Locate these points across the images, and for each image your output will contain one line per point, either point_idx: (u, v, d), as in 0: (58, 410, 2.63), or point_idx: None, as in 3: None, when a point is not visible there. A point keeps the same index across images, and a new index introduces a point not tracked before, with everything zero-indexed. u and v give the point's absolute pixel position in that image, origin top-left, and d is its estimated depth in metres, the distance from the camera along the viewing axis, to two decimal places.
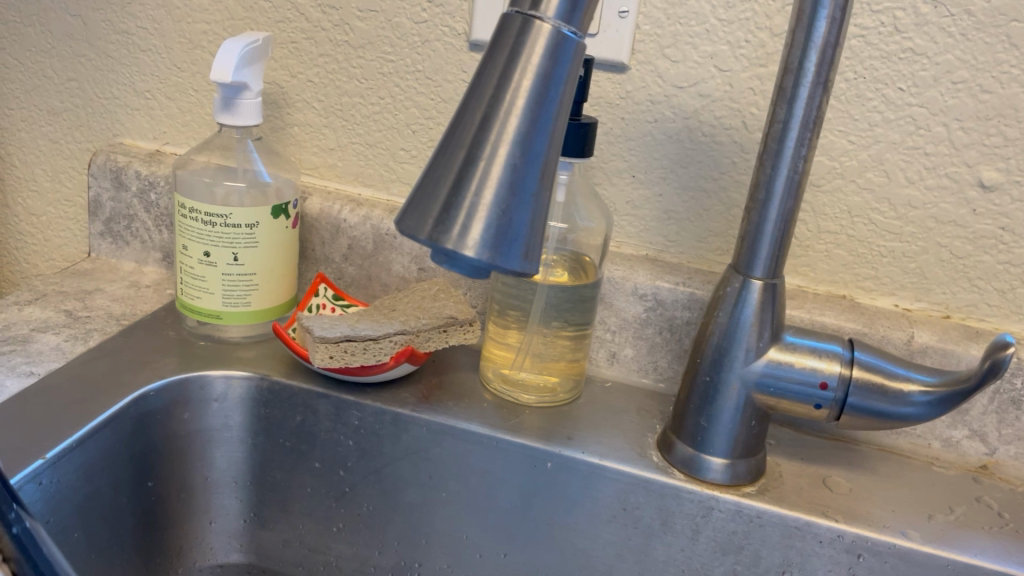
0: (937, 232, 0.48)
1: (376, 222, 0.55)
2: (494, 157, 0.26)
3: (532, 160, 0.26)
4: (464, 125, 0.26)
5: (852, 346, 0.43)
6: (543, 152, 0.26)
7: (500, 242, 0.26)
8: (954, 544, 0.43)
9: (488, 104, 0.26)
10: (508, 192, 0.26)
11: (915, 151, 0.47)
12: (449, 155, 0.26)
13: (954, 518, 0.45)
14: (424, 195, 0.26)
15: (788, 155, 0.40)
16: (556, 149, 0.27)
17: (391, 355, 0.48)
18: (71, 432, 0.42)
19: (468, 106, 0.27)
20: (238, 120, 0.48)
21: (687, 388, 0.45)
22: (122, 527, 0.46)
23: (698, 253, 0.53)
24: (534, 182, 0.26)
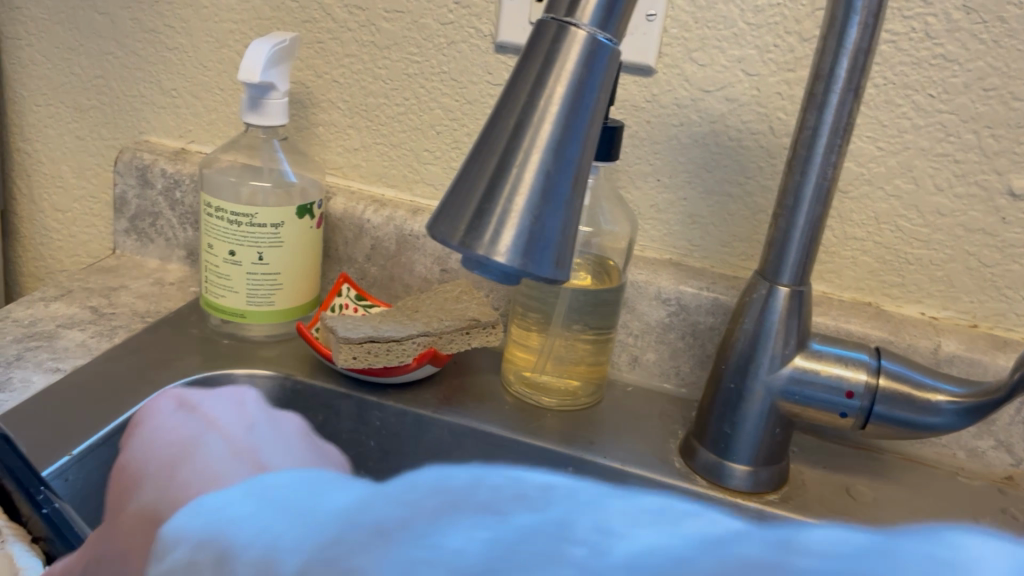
0: (965, 240, 0.48)
1: (399, 223, 0.55)
2: (527, 163, 0.26)
3: (564, 166, 0.26)
4: (497, 132, 0.27)
5: (879, 355, 0.42)
6: (576, 160, 0.27)
7: (532, 249, 0.26)
8: None
9: (522, 111, 0.26)
10: (540, 198, 0.26)
11: (944, 158, 0.47)
12: (482, 160, 0.27)
13: None
14: (455, 202, 0.26)
15: (818, 161, 0.39)
16: (587, 156, 0.27)
17: (415, 357, 0.48)
18: (99, 429, 0.43)
19: (501, 112, 0.27)
20: (265, 119, 0.48)
21: (711, 395, 0.45)
22: None
23: (722, 258, 0.53)
24: (566, 189, 0.26)
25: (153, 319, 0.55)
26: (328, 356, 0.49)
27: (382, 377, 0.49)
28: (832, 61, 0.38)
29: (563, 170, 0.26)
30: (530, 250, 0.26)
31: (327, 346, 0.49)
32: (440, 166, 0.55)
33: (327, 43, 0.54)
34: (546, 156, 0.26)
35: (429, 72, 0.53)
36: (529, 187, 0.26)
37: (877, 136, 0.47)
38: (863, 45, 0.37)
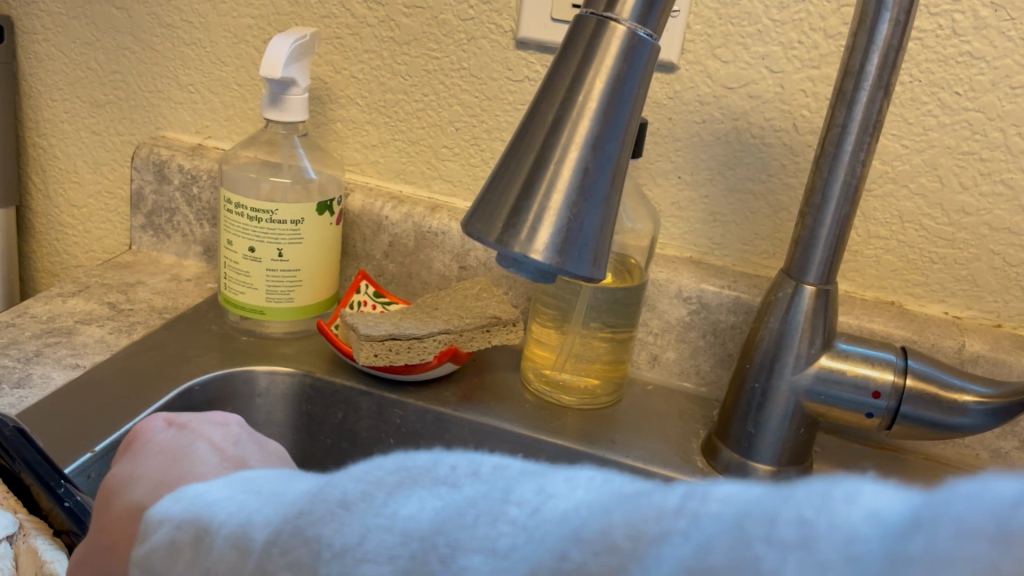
0: (990, 239, 0.47)
1: (418, 219, 0.54)
2: (564, 159, 0.27)
3: (603, 163, 0.27)
4: (534, 129, 0.27)
5: (906, 355, 0.42)
6: (612, 158, 0.27)
7: (568, 246, 0.27)
8: None
9: (560, 105, 0.27)
10: (578, 195, 0.27)
11: (970, 156, 0.46)
12: (520, 157, 0.27)
13: None
14: (492, 198, 0.27)
15: (846, 160, 0.39)
16: (625, 152, 0.28)
17: (435, 354, 0.48)
18: (121, 425, 0.43)
19: (539, 108, 0.28)
20: (284, 115, 0.48)
21: (734, 394, 0.45)
22: None
23: (743, 256, 0.52)
24: (603, 187, 0.27)
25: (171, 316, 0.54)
26: (348, 353, 0.49)
27: (402, 374, 0.49)
28: (862, 59, 0.37)
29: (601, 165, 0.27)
30: (567, 244, 0.27)
31: (347, 344, 0.49)
32: (460, 163, 0.55)
33: (344, 37, 0.54)
34: (585, 154, 0.27)
35: (450, 65, 0.52)
36: (567, 182, 0.27)
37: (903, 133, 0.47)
38: (894, 39, 0.37)
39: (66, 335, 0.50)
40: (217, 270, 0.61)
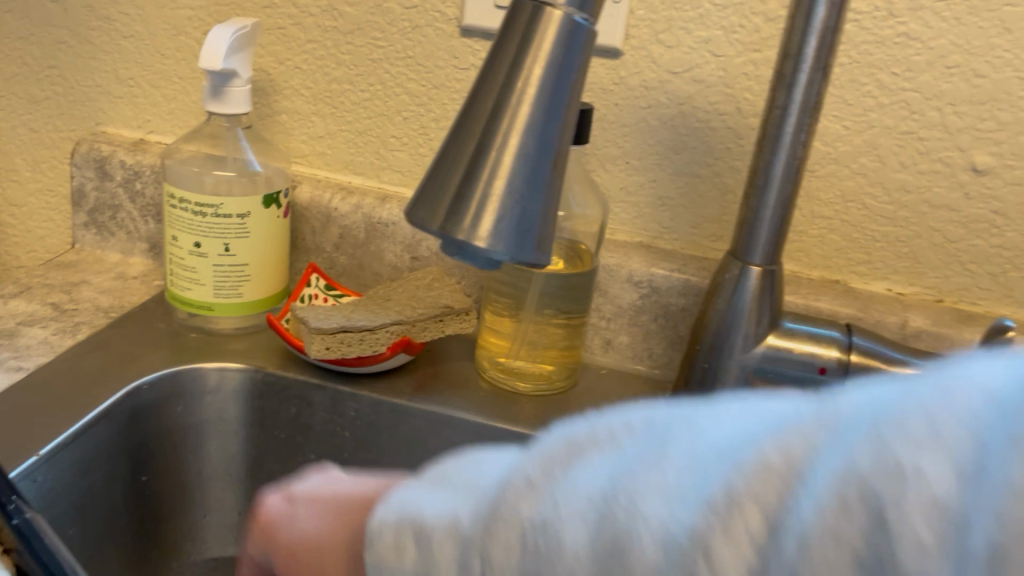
0: (930, 216, 0.48)
1: (368, 211, 0.54)
2: (505, 145, 0.27)
3: (543, 150, 0.27)
4: (474, 116, 0.28)
5: (851, 332, 0.42)
6: (554, 143, 0.27)
7: (512, 233, 0.27)
8: None
9: (500, 94, 0.27)
10: (519, 181, 0.27)
11: (909, 135, 0.47)
12: (461, 144, 0.27)
13: None
14: (434, 187, 0.28)
15: (787, 140, 0.39)
16: (566, 137, 0.28)
17: (388, 346, 0.48)
18: (67, 427, 0.42)
19: (478, 94, 0.28)
20: (226, 107, 0.47)
21: (683, 376, 0.45)
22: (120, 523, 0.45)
23: (692, 239, 0.53)
24: (545, 173, 0.27)
25: (116, 315, 0.53)
26: (299, 346, 0.48)
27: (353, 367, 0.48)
28: (799, 41, 0.38)
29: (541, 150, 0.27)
30: (510, 232, 0.27)
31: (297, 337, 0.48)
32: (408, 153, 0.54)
33: (287, 27, 0.53)
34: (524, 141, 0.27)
35: (394, 54, 0.52)
36: (509, 168, 0.27)
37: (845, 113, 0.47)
38: (832, 20, 0.37)
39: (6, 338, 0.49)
40: (164, 267, 0.60)
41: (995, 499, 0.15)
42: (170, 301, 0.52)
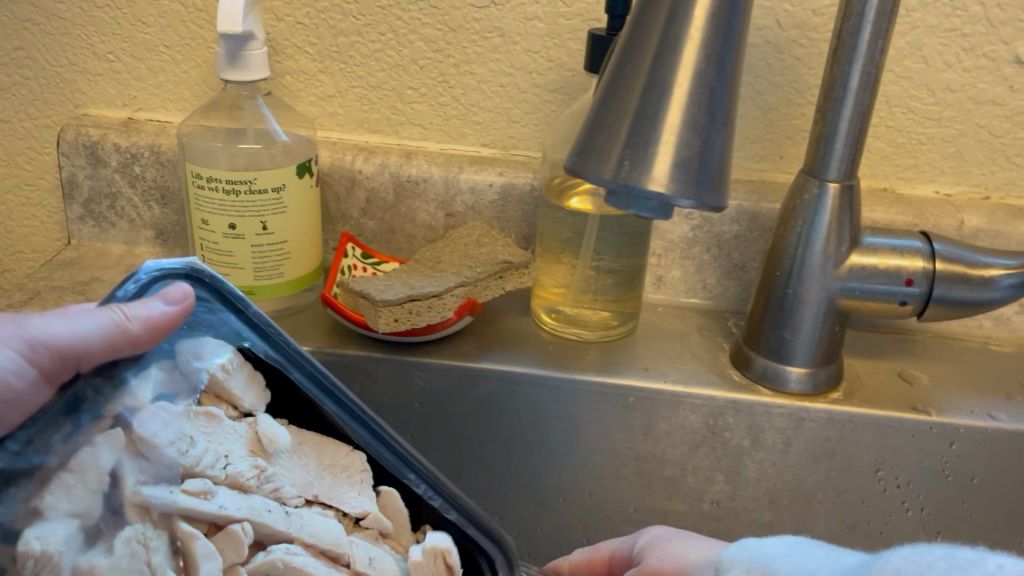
0: (976, 112, 0.52)
1: (394, 169, 0.55)
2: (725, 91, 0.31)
3: (721, 73, 0.31)
4: (634, 61, 0.31)
5: (930, 241, 0.45)
6: (727, 78, 0.31)
7: (694, 180, 0.30)
8: None
9: (654, 65, 0.31)
10: (701, 113, 0.30)
11: (911, 48, 0.50)
12: (626, 86, 0.31)
13: None
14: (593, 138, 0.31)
15: (864, 48, 0.40)
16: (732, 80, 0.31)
17: (454, 309, 0.48)
18: None
19: (644, 20, 0.32)
20: (245, 73, 0.46)
21: (763, 303, 0.47)
22: None
23: (870, 167, 0.55)
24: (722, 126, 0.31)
25: None
26: (360, 323, 0.48)
27: (420, 337, 0.49)
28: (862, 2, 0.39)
29: (719, 80, 0.31)
30: (681, 184, 0.30)
31: (355, 312, 0.48)
32: (488, 114, 0.55)
33: None
34: (702, 79, 0.30)
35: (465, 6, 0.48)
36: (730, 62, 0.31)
37: (956, 50, 0.50)
38: (872, 60, 0.41)
39: None
40: (172, 253, 0.59)
41: (791, 462, 0.48)
42: None
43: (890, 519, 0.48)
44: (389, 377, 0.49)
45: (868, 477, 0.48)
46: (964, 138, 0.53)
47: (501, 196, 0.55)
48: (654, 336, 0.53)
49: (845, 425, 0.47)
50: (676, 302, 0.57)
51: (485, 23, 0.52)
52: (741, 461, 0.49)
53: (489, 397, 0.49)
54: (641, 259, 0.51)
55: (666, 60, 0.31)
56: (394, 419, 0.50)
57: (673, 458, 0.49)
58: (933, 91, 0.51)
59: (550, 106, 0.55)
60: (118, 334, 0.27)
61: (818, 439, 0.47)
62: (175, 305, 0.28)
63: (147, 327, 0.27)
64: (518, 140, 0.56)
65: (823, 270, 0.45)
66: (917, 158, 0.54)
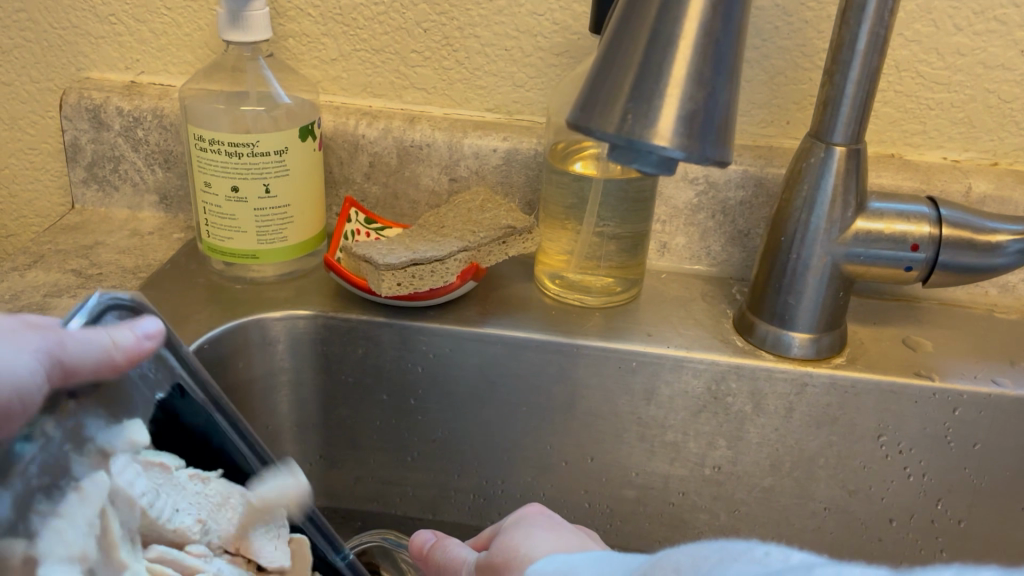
0: (986, 77, 0.51)
1: (397, 133, 0.55)
2: (732, 42, 0.31)
3: (727, 25, 0.31)
4: (638, 15, 0.31)
5: (937, 206, 0.45)
6: (733, 28, 0.31)
7: (698, 132, 0.30)
8: None
9: (659, 18, 0.30)
10: (706, 65, 0.30)
11: (922, 10, 0.49)
12: (631, 40, 0.31)
13: None
14: (594, 94, 0.31)
15: (873, 8, 0.40)
16: (740, 28, 0.31)
17: (457, 274, 0.49)
18: (301, 369, 0.50)
19: None
20: (248, 34, 0.46)
21: (767, 268, 0.47)
22: (307, 420, 0.51)
23: (878, 133, 0.54)
24: (728, 74, 0.31)
25: (143, 276, 0.52)
26: (363, 287, 0.48)
27: (424, 301, 0.49)
28: None
29: (725, 32, 0.30)
30: (686, 137, 0.29)
31: (358, 276, 0.49)
32: (492, 78, 0.55)
33: None
34: (708, 30, 0.30)
35: None
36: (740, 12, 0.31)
37: (968, 13, 0.49)
38: (881, 21, 0.40)
39: (6, 278, 0.51)
40: (175, 218, 0.59)
41: (793, 428, 0.48)
42: (207, 252, 0.51)
43: (892, 486, 0.48)
44: (392, 341, 0.49)
45: (870, 442, 0.48)
46: (974, 103, 0.52)
47: (505, 161, 0.55)
48: (657, 302, 0.53)
49: (846, 390, 0.47)
50: (680, 268, 0.56)
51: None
52: (743, 426, 0.49)
53: (491, 360, 0.49)
54: (645, 225, 0.51)
55: (673, 10, 0.30)
56: (397, 383, 0.50)
57: (675, 423, 0.49)
58: (943, 55, 0.51)
59: (554, 70, 0.54)
60: (107, 362, 0.25)
61: (820, 404, 0.48)
62: (155, 341, 0.27)
63: (134, 358, 0.26)
64: (522, 105, 0.56)
65: (827, 235, 0.45)
66: (925, 124, 0.53)
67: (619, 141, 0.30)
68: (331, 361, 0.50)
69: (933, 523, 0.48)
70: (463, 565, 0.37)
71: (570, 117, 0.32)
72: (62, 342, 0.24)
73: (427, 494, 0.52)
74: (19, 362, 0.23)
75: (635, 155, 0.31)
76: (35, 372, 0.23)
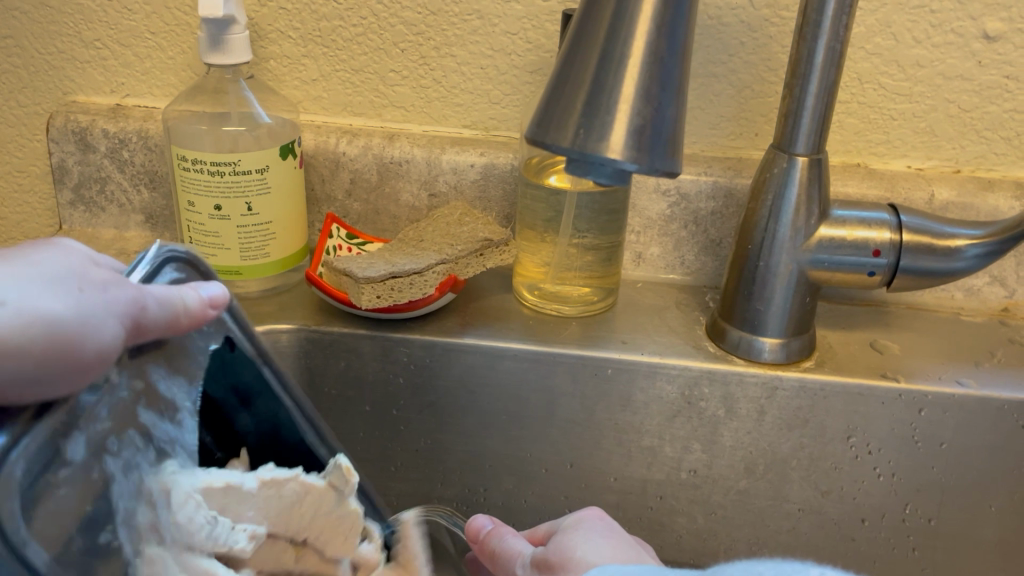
0: (946, 88, 0.53)
1: (377, 151, 0.56)
2: (679, 58, 0.33)
3: (671, 46, 0.32)
4: (591, 37, 0.33)
5: (897, 213, 0.47)
6: (679, 46, 0.32)
7: (648, 144, 0.31)
8: (1003, 382, 0.48)
9: (608, 39, 0.32)
10: (653, 84, 0.32)
11: (880, 25, 0.51)
12: (585, 59, 0.32)
13: (996, 361, 0.50)
14: (552, 111, 0.33)
15: (828, 24, 0.41)
16: (687, 40, 0.33)
17: (435, 286, 0.50)
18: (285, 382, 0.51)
19: None
20: (226, 57, 0.47)
21: (736, 275, 0.49)
22: None
23: (844, 144, 0.56)
24: (676, 90, 0.32)
25: None
26: (344, 300, 0.50)
27: (403, 314, 0.50)
28: None
29: (670, 51, 0.32)
30: (636, 150, 0.31)
31: (339, 290, 0.50)
32: (469, 95, 0.57)
33: None
34: (653, 50, 0.32)
35: None
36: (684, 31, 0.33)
37: (925, 25, 0.51)
38: (837, 36, 0.42)
39: None
40: (161, 237, 0.60)
41: (766, 431, 0.50)
42: None
43: (863, 487, 0.50)
44: (374, 353, 0.50)
45: (840, 444, 0.49)
46: (935, 113, 0.54)
47: (483, 176, 0.57)
48: (633, 310, 0.55)
49: (814, 393, 0.48)
50: (655, 278, 0.58)
51: (463, 6, 0.53)
52: (716, 430, 0.50)
53: (470, 370, 0.51)
54: (619, 235, 0.53)
55: (622, 32, 0.32)
56: (379, 394, 0.51)
57: (651, 428, 0.50)
58: (903, 68, 0.52)
59: (529, 87, 0.56)
60: (174, 320, 0.28)
61: (790, 405, 0.49)
62: (216, 306, 0.30)
63: (195, 319, 0.29)
64: (499, 121, 0.57)
65: (793, 242, 0.46)
66: (889, 134, 0.55)
67: (572, 154, 0.32)
68: (314, 374, 0.51)
69: (905, 522, 0.50)
70: (518, 557, 0.38)
71: (529, 130, 0.34)
72: (143, 304, 0.27)
73: (410, 503, 0.53)
74: (107, 321, 0.25)
75: (586, 167, 0.32)
76: (119, 331, 0.26)
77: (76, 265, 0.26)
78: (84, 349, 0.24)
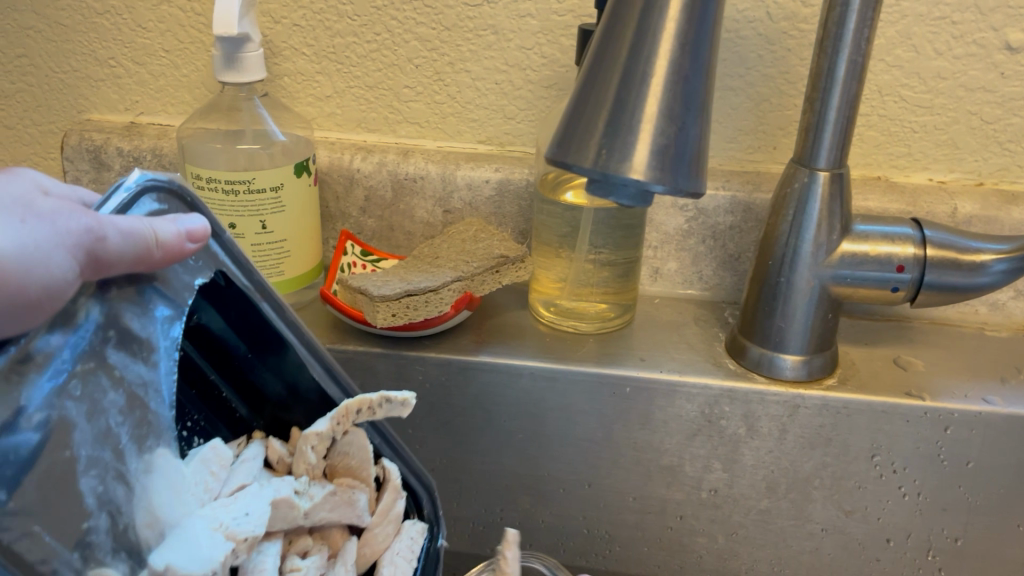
0: (968, 100, 0.52)
1: (391, 167, 0.56)
2: (704, 78, 0.32)
3: (695, 64, 0.32)
4: (613, 56, 0.32)
5: (921, 227, 0.46)
6: (703, 66, 0.32)
7: (671, 164, 0.30)
8: None
9: (629, 59, 0.32)
10: (676, 103, 0.31)
11: (900, 37, 0.51)
12: (606, 78, 0.32)
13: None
14: (574, 132, 0.32)
15: (850, 38, 0.41)
16: (712, 61, 0.32)
17: (451, 303, 0.49)
18: None
19: (619, 14, 0.32)
20: (241, 75, 0.47)
21: (756, 291, 0.48)
22: None
23: (864, 158, 0.55)
24: (701, 111, 0.32)
25: None
26: (359, 318, 0.49)
27: (419, 331, 0.50)
28: None
29: (693, 69, 0.32)
30: (659, 171, 0.30)
31: (353, 308, 0.49)
32: (483, 111, 0.56)
33: None
34: (677, 68, 0.31)
35: None
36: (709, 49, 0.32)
37: (947, 37, 0.50)
38: (859, 50, 0.41)
39: None
40: None
41: (788, 451, 0.49)
42: None
43: (888, 506, 0.49)
44: (388, 371, 0.50)
45: (864, 462, 0.48)
46: (957, 125, 0.53)
47: (498, 191, 0.56)
48: (650, 327, 0.54)
49: (837, 411, 0.48)
50: (673, 293, 0.57)
51: (478, 21, 0.53)
52: (737, 449, 0.49)
53: (486, 388, 0.50)
54: (636, 250, 0.52)
55: (644, 50, 0.31)
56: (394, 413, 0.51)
57: (670, 447, 0.50)
58: (923, 80, 0.52)
59: (544, 102, 0.55)
60: (145, 252, 0.27)
61: (813, 423, 0.48)
62: (195, 240, 0.28)
63: (170, 251, 0.27)
64: (514, 136, 0.57)
65: (813, 257, 0.46)
66: (910, 146, 0.54)
67: (596, 175, 0.31)
68: None
69: (931, 542, 0.49)
70: None
71: (550, 151, 0.33)
72: (101, 234, 0.25)
73: None
74: (56, 258, 0.24)
75: (610, 188, 0.32)
76: (72, 265, 0.25)
77: (26, 196, 0.25)
78: (24, 284, 0.23)
